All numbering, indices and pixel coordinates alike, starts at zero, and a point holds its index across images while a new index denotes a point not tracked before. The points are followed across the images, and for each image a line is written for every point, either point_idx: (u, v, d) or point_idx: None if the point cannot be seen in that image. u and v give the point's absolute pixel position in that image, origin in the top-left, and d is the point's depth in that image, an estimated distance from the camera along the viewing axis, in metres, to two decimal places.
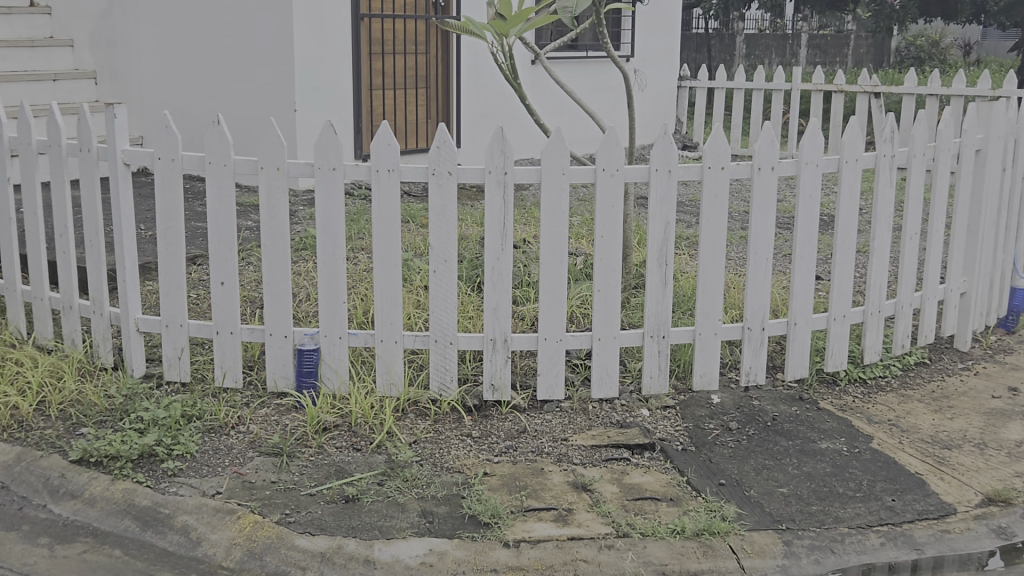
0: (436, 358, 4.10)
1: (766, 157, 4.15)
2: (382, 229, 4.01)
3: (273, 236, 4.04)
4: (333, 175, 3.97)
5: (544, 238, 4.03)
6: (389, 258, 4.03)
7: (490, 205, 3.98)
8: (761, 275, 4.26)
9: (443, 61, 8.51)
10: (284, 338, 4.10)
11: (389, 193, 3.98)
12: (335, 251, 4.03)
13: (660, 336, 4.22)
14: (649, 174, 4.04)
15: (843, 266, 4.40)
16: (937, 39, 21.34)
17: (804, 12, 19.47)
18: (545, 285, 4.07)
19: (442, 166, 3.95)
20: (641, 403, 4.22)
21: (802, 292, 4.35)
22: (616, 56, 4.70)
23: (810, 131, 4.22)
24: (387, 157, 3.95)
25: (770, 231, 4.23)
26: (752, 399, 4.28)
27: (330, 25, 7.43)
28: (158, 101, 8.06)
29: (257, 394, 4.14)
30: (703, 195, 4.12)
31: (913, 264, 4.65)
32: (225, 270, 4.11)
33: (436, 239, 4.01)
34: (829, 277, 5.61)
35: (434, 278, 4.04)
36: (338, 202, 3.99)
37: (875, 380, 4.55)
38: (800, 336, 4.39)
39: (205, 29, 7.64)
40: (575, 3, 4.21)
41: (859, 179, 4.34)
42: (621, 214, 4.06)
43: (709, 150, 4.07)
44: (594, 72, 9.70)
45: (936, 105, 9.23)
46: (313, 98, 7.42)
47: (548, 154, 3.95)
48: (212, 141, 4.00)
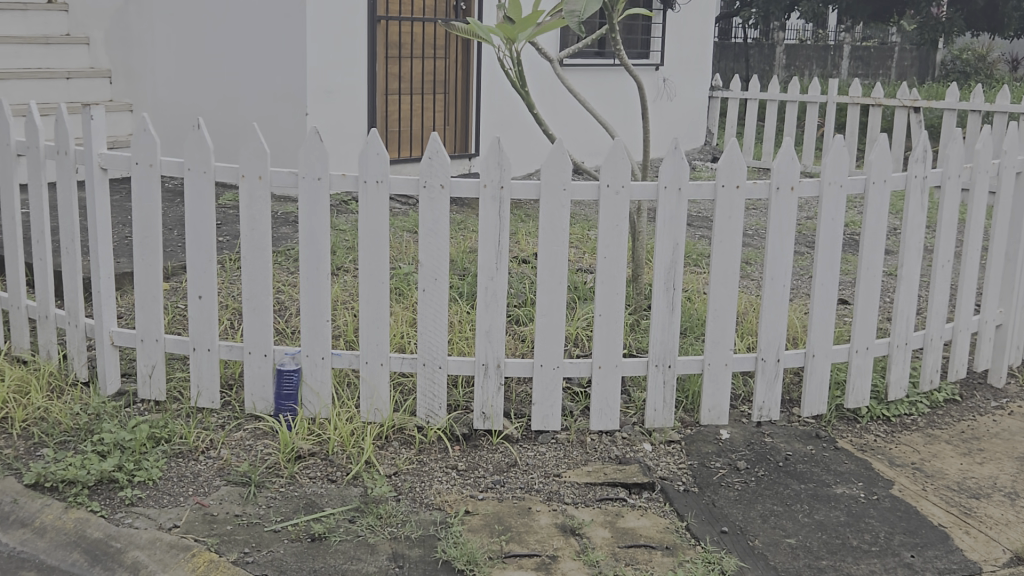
0: (424, 383, 3.84)
1: (786, 175, 3.84)
2: (369, 244, 3.75)
3: (254, 247, 3.79)
4: (318, 185, 3.72)
5: (542, 258, 3.75)
6: (376, 274, 3.77)
7: (485, 221, 3.72)
8: (777, 301, 3.95)
9: (463, 66, 8.28)
10: (264, 357, 3.87)
11: (376, 206, 3.73)
12: (318, 265, 3.79)
13: (666, 365, 3.92)
14: (657, 191, 3.76)
15: (867, 294, 4.08)
16: (983, 52, 20.82)
17: (846, 23, 19.04)
18: (542, 308, 3.79)
19: (434, 178, 3.68)
20: (644, 436, 3.92)
21: (822, 321, 4.03)
22: (629, 63, 4.40)
23: (835, 147, 3.90)
24: (375, 167, 3.69)
25: (787, 255, 3.92)
26: (764, 435, 3.97)
27: (344, 26, 7.21)
28: (167, 100, 7.82)
29: (234, 416, 3.90)
30: (715, 215, 3.82)
31: (944, 293, 4.31)
32: (203, 283, 3.86)
33: (426, 256, 3.75)
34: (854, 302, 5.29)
35: (423, 298, 3.78)
36: (322, 214, 3.74)
37: (899, 418, 4.22)
38: (819, 368, 4.07)
39: (218, 27, 7.39)
40: (583, 7, 3.93)
41: (887, 201, 4.01)
42: (626, 233, 3.77)
43: (723, 167, 3.77)
44: (615, 82, 9.45)
45: (979, 121, 8.83)
46: (325, 102, 7.19)
47: (547, 167, 3.67)
48: (192, 146, 3.77)
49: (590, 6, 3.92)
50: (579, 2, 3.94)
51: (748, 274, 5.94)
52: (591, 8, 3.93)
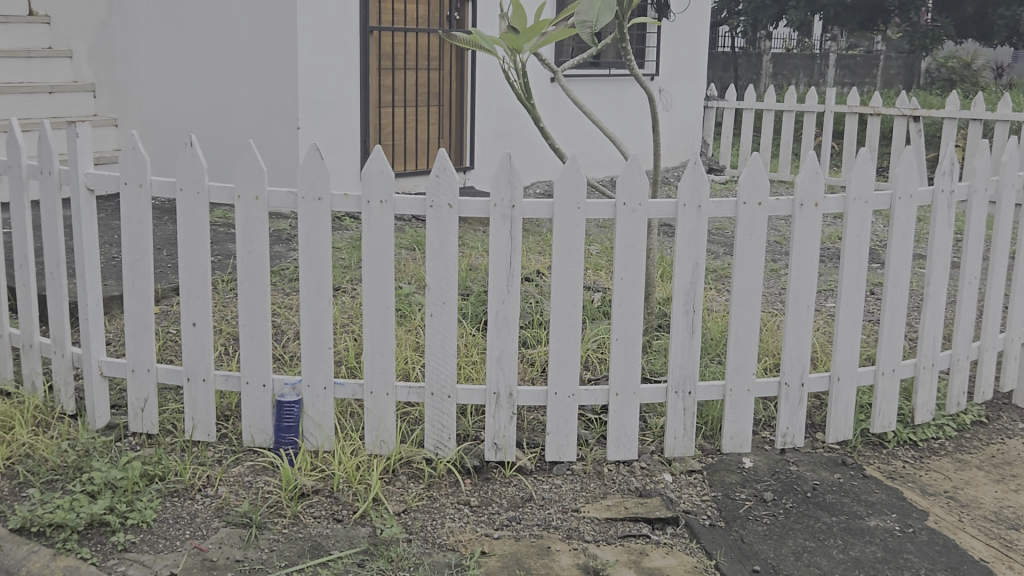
0: (432, 414, 3.65)
1: (810, 191, 3.66)
2: (373, 267, 3.55)
3: (251, 271, 3.59)
4: (319, 205, 3.52)
5: (556, 281, 3.56)
6: (381, 298, 3.58)
7: (496, 242, 3.53)
8: (801, 324, 3.78)
9: (457, 78, 8.09)
10: (262, 387, 3.66)
11: (380, 226, 3.53)
12: (320, 290, 3.58)
13: (686, 392, 3.73)
14: (676, 209, 3.58)
15: (892, 314, 3.91)
16: (968, 60, 20.84)
17: (833, 32, 19.00)
18: (556, 332, 3.60)
19: (441, 197, 3.50)
20: (664, 466, 3.73)
21: (846, 344, 3.85)
22: (640, 75, 4.21)
23: (860, 160, 3.73)
24: (378, 187, 3.50)
25: (812, 274, 3.74)
26: (789, 463, 3.79)
27: (336, 38, 7.02)
28: (156, 113, 7.59)
29: (232, 450, 3.69)
30: (736, 233, 3.64)
31: (971, 312, 4.14)
32: (197, 310, 3.66)
33: (433, 278, 3.55)
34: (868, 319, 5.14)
35: (431, 323, 3.58)
36: (324, 236, 3.55)
37: (927, 442, 4.05)
38: (844, 392, 3.90)
39: (209, 38, 7.17)
40: (595, 17, 3.73)
41: (913, 217, 3.85)
42: (644, 253, 3.59)
43: (744, 183, 3.60)
44: (612, 92, 9.28)
45: (980, 129, 8.72)
46: (317, 116, 7.00)
47: (561, 185, 3.49)
48: (184, 165, 3.56)
49: (603, 16, 3.72)
50: (591, 11, 3.74)
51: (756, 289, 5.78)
52: (605, 18, 3.73)
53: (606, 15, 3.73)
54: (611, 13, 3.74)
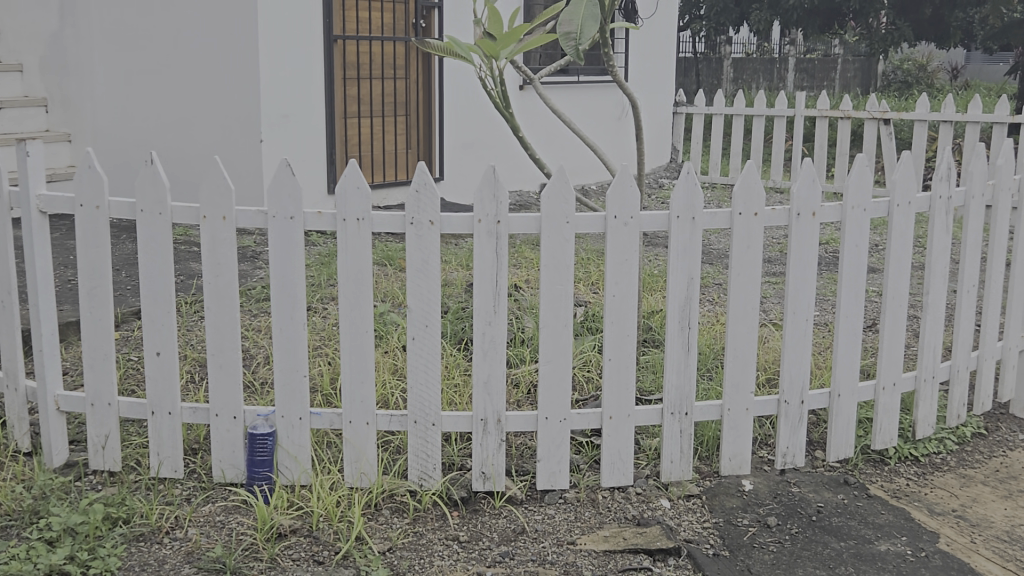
0: (416, 443, 3.44)
1: (807, 200, 3.50)
2: (350, 289, 3.34)
3: (219, 295, 3.35)
4: (291, 224, 3.30)
5: (544, 299, 3.37)
6: (359, 322, 3.36)
7: (481, 259, 3.33)
8: (800, 339, 3.61)
9: (425, 86, 7.87)
10: (233, 419, 3.43)
11: (357, 246, 3.32)
12: (293, 315, 3.36)
13: (682, 413, 3.55)
14: (669, 222, 3.40)
15: (893, 325, 3.76)
16: (924, 63, 20.97)
17: (792, 35, 19.01)
18: (546, 354, 3.41)
19: (422, 214, 3.30)
20: (660, 491, 3.55)
21: (846, 359, 3.69)
22: (623, 79, 4.01)
23: (858, 167, 3.58)
24: (355, 204, 3.29)
25: (811, 286, 3.58)
26: (790, 485, 3.61)
27: (299, 47, 6.78)
28: (111, 129, 7.32)
29: (202, 486, 3.46)
30: (733, 246, 3.47)
31: (970, 321, 4.01)
32: (161, 339, 3.42)
33: (414, 300, 3.34)
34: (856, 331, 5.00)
35: (413, 347, 3.37)
36: (297, 257, 3.32)
37: (929, 458, 3.90)
38: (844, 409, 3.74)
39: (165, 48, 6.92)
40: (580, 28, 3.54)
41: (912, 225, 3.70)
42: (637, 268, 3.41)
43: (740, 194, 3.43)
44: (582, 98, 9.14)
45: (951, 131, 8.66)
46: (281, 128, 6.75)
47: (548, 198, 3.30)
48: (144, 184, 3.32)
49: (588, 27, 3.53)
50: (575, 22, 3.55)
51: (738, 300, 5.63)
52: (590, 30, 3.54)
53: (591, 26, 3.53)
54: (595, 24, 3.54)
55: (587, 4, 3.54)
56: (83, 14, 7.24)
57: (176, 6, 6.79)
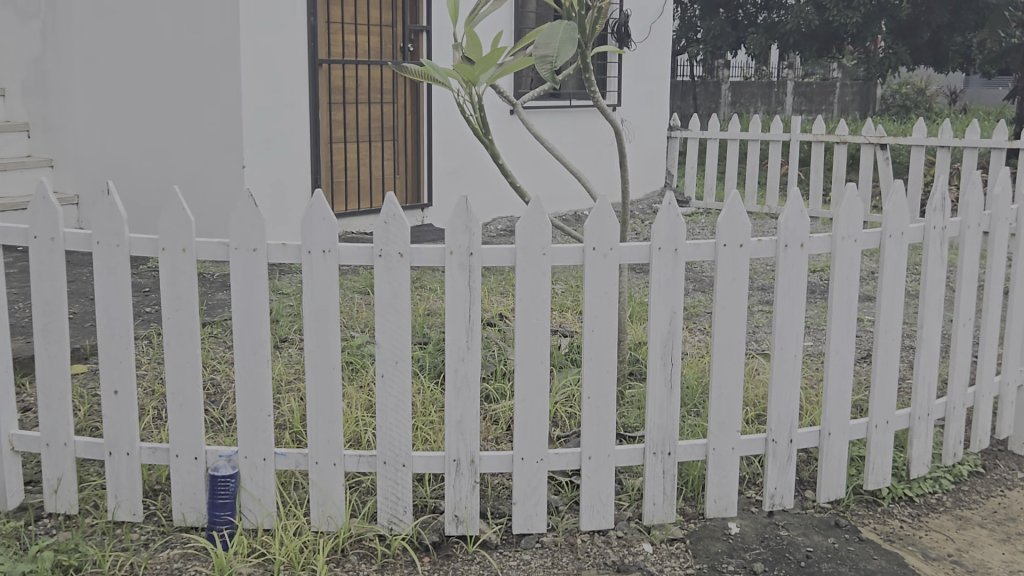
0: (385, 485, 3.28)
1: (794, 231, 3.36)
2: (316, 324, 3.20)
3: (179, 331, 3.21)
4: (254, 257, 3.16)
5: (520, 335, 3.22)
6: (326, 358, 3.22)
7: (453, 293, 3.19)
8: (788, 375, 3.46)
9: (413, 111, 7.75)
10: (194, 460, 3.28)
11: (323, 279, 3.18)
12: (257, 351, 3.21)
13: (665, 453, 3.39)
14: (650, 253, 3.26)
15: (885, 360, 3.60)
16: (922, 86, 20.89)
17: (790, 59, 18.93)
18: (522, 392, 3.25)
19: (391, 246, 3.15)
20: (642, 535, 3.39)
21: (837, 396, 3.54)
22: (604, 104, 3.89)
23: (848, 196, 3.44)
24: (322, 236, 3.15)
25: (799, 320, 3.43)
26: (779, 527, 3.44)
27: (284, 70, 6.65)
28: (92, 155, 7.20)
29: (161, 530, 3.30)
30: (717, 278, 3.32)
31: (966, 356, 3.86)
32: (119, 376, 3.27)
33: (382, 336, 3.20)
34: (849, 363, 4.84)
35: (382, 384, 3.22)
36: (261, 291, 3.18)
37: (924, 498, 3.73)
38: (835, 448, 3.57)
39: (148, 72, 6.80)
40: (557, 51, 3.41)
41: (905, 257, 3.56)
42: (616, 301, 3.26)
43: (724, 224, 3.29)
44: (573, 123, 9.01)
45: (947, 157, 8.53)
46: (265, 153, 6.61)
47: (523, 229, 3.16)
48: (100, 215, 3.19)
49: (565, 50, 3.40)
50: (552, 45, 3.42)
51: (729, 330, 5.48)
52: (567, 53, 3.41)
53: (568, 49, 3.41)
54: (573, 48, 3.41)
55: (565, 28, 3.43)
56: (65, 38, 7.14)
57: (157, 31, 6.68)
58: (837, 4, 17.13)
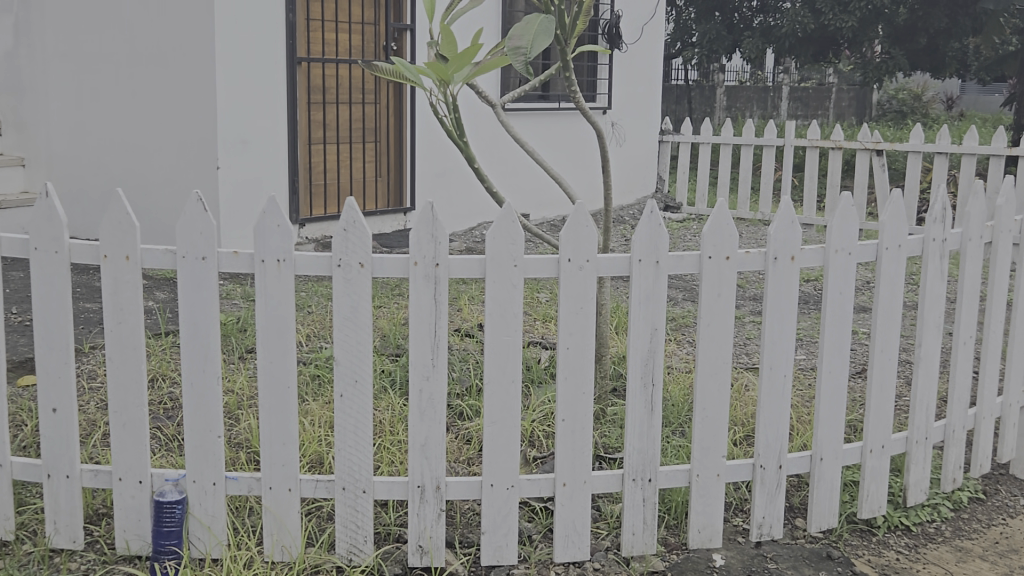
0: (344, 513, 3.05)
1: (784, 242, 3.13)
2: (271, 340, 2.97)
3: (122, 345, 2.97)
4: (203, 266, 2.93)
5: (488, 351, 3.00)
6: (280, 377, 2.99)
7: (417, 307, 2.96)
8: (777, 396, 3.23)
9: (396, 112, 7.51)
10: (138, 484, 3.04)
11: (278, 290, 2.95)
12: (206, 367, 2.98)
13: (645, 479, 3.16)
14: (630, 266, 3.03)
15: (881, 381, 3.38)
16: (918, 93, 20.68)
17: (785, 64, 18.73)
18: (491, 413, 3.03)
19: (350, 255, 2.93)
20: (620, 567, 3.16)
21: (830, 419, 3.31)
22: (586, 107, 3.70)
23: (843, 206, 3.22)
24: (275, 244, 2.93)
25: (789, 338, 3.20)
26: (767, 559, 3.21)
27: (261, 69, 6.39)
28: (66, 155, 6.96)
29: (102, 559, 3.06)
30: (701, 293, 3.09)
31: (967, 376, 3.64)
32: (58, 393, 3.04)
33: (341, 352, 2.97)
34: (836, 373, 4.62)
35: (341, 404, 2.99)
36: (211, 301, 2.95)
37: (922, 527, 3.50)
38: (828, 475, 3.34)
39: (123, 69, 6.55)
40: (530, 43, 3.19)
41: (903, 270, 3.33)
42: (593, 316, 3.04)
43: (709, 234, 3.06)
44: (559, 127, 8.78)
45: (945, 163, 8.31)
46: (240, 154, 6.34)
47: (492, 239, 2.94)
48: (39, 219, 2.97)
49: (539, 42, 3.18)
50: (525, 37, 3.19)
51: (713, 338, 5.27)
52: (541, 45, 3.18)
53: (543, 40, 3.18)
54: (549, 39, 3.19)
55: (541, 19, 3.21)
56: (39, 35, 6.91)
57: (133, 27, 6.44)
58: (834, 7, 16.89)
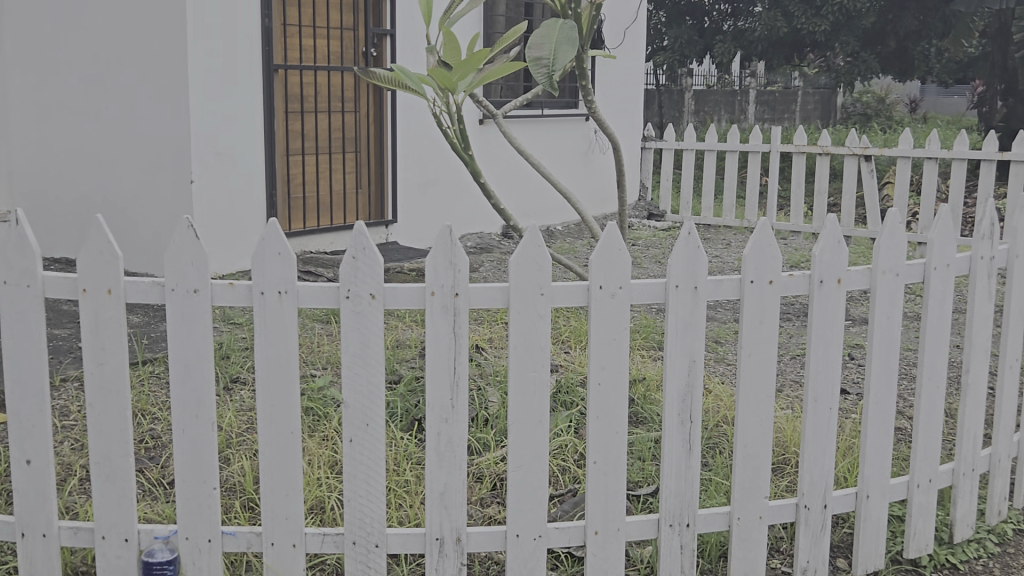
0: (355, 569, 2.75)
1: (830, 265, 2.89)
2: (272, 381, 2.67)
3: (104, 390, 2.66)
4: (196, 299, 2.62)
5: (512, 388, 2.72)
6: (283, 421, 2.69)
7: (435, 341, 2.68)
8: (822, 430, 2.98)
9: (376, 121, 7.21)
10: (124, 543, 2.72)
11: (279, 325, 2.65)
12: (200, 411, 2.68)
13: (682, 524, 2.89)
14: (667, 292, 2.77)
15: (929, 410, 3.14)
16: (882, 95, 20.67)
17: (754, 67, 18.63)
18: (516, 457, 2.75)
19: (360, 286, 2.64)
20: None
21: (876, 453, 3.07)
22: (599, 114, 3.50)
23: (891, 223, 2.98)
24: (276, 275, 2.62)
25: (834, 367, 2.96)
26: None
27: (237, 77, 6.07)
28: (27, 171, 6.58)
29: None
30: (742, 321, 2.84)
31: (1013, 400, 3.41)
32: (32, 443, 2.71)
33: (350, 392, 2.68)
34: (856, 391, 4.40)
35: (351, 450, 2.70)
36: (205, 339, 2.64)
37: (971, 565, 3.26)
38: (874, 512, 3.10)
39: (87, 79, 6.19)
40: (552, 53, 2.91)
41: (951, 291, 3.11)
42: (627, 347, 2.78)
43: (750, 257, 2.81)
44: (547, 134, 8.54)
45: (936, 168, 8.14)
46: (215, 167, 6.01)
47: (517, 266, 2.66)
48: (7, 248, 2.64)
49: (562, 54, 2.90)
50: (546, 46, 2.92)
51: (721, 354, 5.03)
52: (564, 56, 2.90)
53: (566, 51, 2.91)
54: (571, 49, 2.92)
55: (561, 27, 2.95)
56: None
57: (99, 36, 6.09)
58: (805, 11, 16.72)
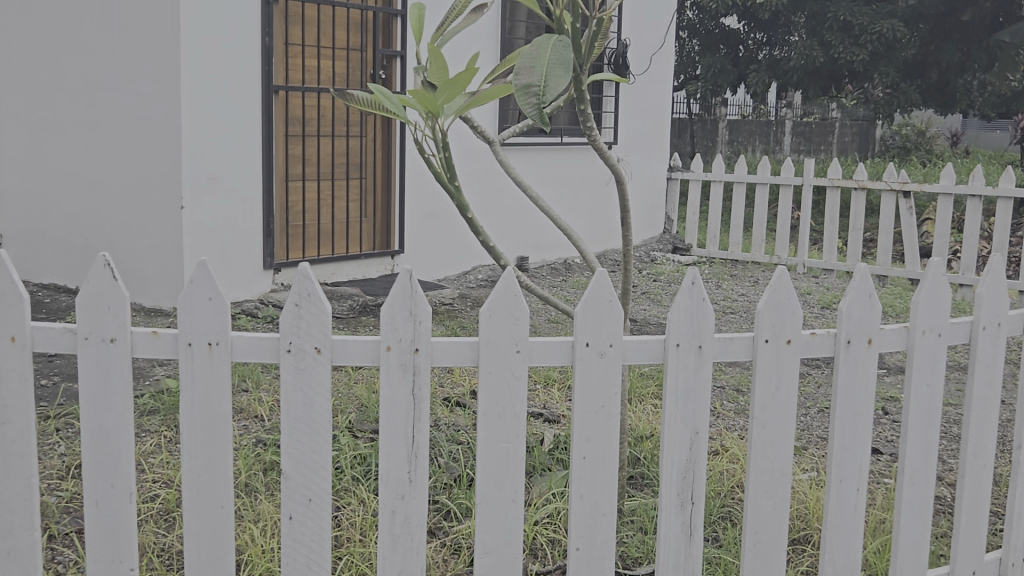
0: None
1: (860, 322, 2.48)
2: (200, 447, 2.29)
3: (7, 451, 2.29)
4: (112, 350, 2.26)
5: (482, 459, 2.32)
6: (211, 494, 2.30)
7: (391, 405, 2.29)
8: (847, 513, 2.55)
9: (384, 147, 6.88)
10: None
11: (209, 380, 2.28)
12: (115, 479, 2.30)
13: None
14: (666, 351, 2.37)
15: (973, 489, 2.71)
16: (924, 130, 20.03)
17: (790, 98, 18.12)
18: (483, 539, 2.35)
19: (305, 339, 2.26)
20: None
21: (910, 541, 2.63)
22: (601, 142, 3.06)
23: (933, 277, 2.57)
24: (206, 322, 2.26)
25: (861, 441, 2.54)
26: None
27: (235, 98, 5.75)
28: (20, 193, 6.30)
29: None
30: (755, 385, 2.43)
31: None
32: None
33: (290, 461, 2.29)
34: (890, 453, 3.93)
35: (289, 529, 2.31)
36: (123, 396, 2.28)
37: None
38: None
39: (80, 97, 5.90)
40: (544, 80, 2.52)
41: (1001, 354, 2.69)
42: (617, 413, 2.38)
43: (764, 313, 2.40)
44: (565, 164, 8.19)
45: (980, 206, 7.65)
46: (208, 192, 5.67)
47: (487, 320, 2.27)
48: None
49: (556, 82, 2.51)
50: (537, 70, 2.54)
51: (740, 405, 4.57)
52: (557, 83, 2.52)
53: (558, 77, 2.53)
54: (565, 75, 2.54)
55: (553, 46, 2.58)
56: None
57: (92, 55, 5.80)
58: (843, 40, 15.66)
